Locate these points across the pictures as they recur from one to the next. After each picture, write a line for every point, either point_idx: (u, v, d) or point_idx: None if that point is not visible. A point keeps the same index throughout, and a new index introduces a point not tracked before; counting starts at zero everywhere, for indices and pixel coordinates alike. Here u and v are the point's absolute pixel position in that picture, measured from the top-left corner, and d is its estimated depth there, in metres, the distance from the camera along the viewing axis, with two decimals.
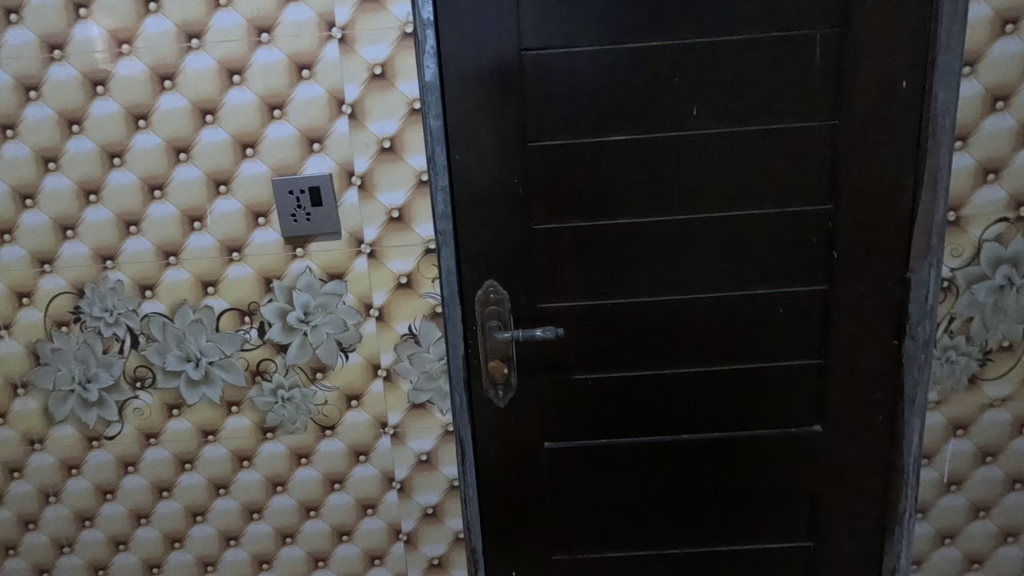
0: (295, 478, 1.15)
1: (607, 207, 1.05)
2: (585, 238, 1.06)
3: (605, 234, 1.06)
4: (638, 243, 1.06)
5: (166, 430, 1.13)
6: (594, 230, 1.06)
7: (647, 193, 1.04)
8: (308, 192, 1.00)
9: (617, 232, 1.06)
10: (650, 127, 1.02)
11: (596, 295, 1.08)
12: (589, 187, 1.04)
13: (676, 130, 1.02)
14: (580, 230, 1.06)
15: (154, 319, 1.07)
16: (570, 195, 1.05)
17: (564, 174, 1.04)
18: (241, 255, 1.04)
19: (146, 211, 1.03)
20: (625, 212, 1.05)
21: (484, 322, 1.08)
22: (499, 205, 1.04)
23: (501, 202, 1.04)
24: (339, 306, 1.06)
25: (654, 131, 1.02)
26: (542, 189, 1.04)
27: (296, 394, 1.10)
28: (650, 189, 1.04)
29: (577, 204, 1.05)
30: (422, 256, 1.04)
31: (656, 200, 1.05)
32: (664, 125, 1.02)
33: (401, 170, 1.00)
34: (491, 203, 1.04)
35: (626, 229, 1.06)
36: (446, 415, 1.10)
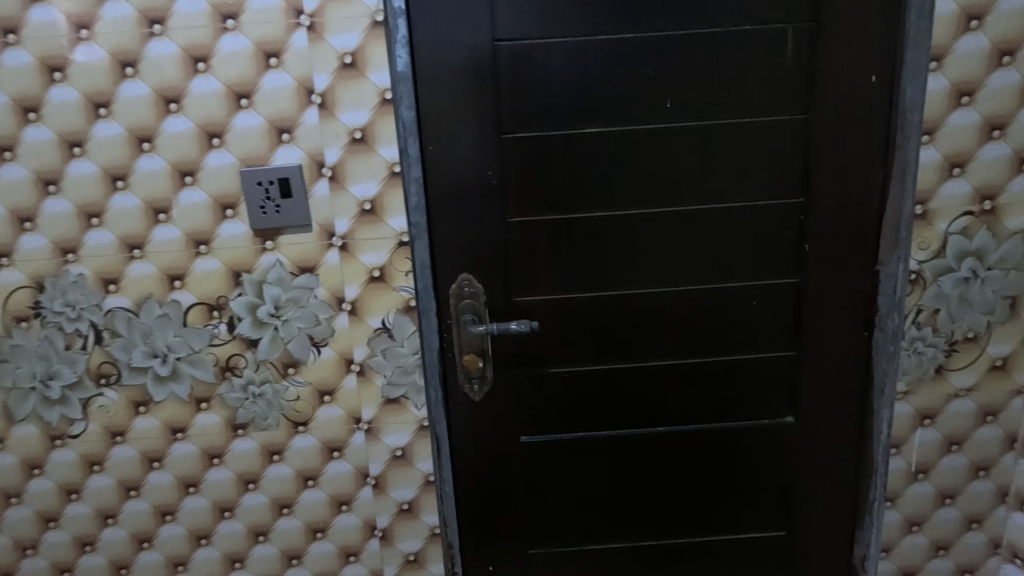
0: (268, 476, 1.13)
1: (581, 200, 1.05)
2: (560, 231, 1.06)
3: (580, 227, 1.05)
4: (612, 236, 1.06)
5: (132, 428, 1.10)
6: (568, 224, 1.05)
7: (621, 186, 1.04)
8: (278, 184, 0.98)
9: (591, 225, 1.05)
10: (625, 120, 1.01)
11: (571, 289, 1.08)
12: (564, 180, 1.04)
13: (650, 124, 1.01)
14: (555, 224, 1.05)
15: (118, 314, 1.04)
16: (544, 188, 1.04)
17: (539, 167, 1.03)
18: (209, 248, 1.02)
19: (108, 203, 1.00)
20: (599, 205, 1.05)
21: (459, 315, 1.07)
22: (473, 197, 1.03)
23: (475, 194, 1.03)
24: (311, 300, 1.04)
25: (629, 124, 1.02)
26: (516, 181, 1.04)
27: (268, 389, 1.08)
28: (624, 182, 1.04)
29: (551, 197, 1.04)
30: (395, 249, 1.02)
31: (630, 194, 1.04)
32: (639, 118, 1.01)
33: (373, 161, 0.99)
34: (465, 196, 1.03)
35: (600, 222, 1.05)
36: (421, 410, 1.09)
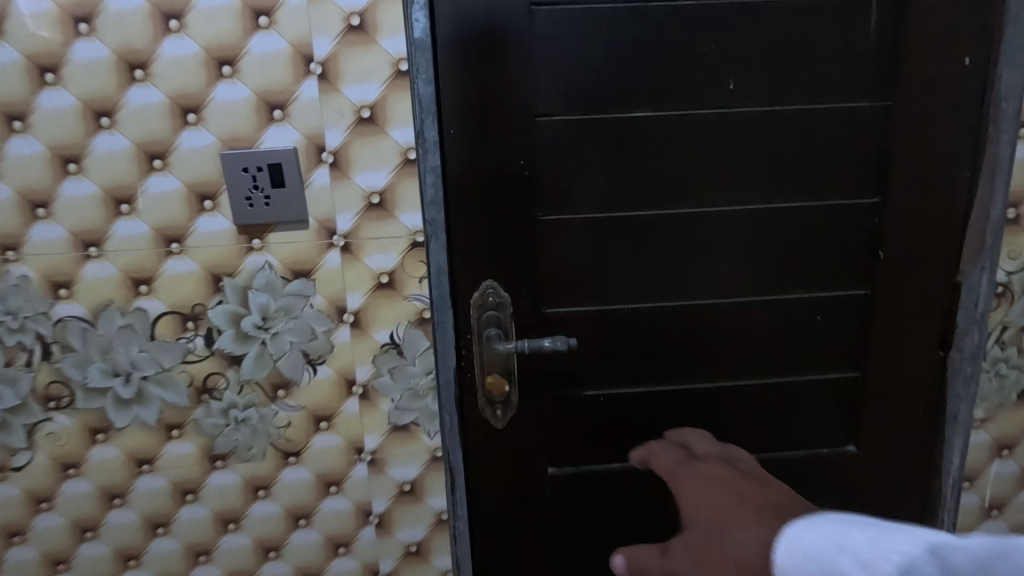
0: (251, 514, 0.97)
1: (626, 196, 0.89)
2: (600, 232, 0.90)
3: (624, 228, 0.90)
4: (661, 239, 0.91)
5: (88, 459, 0.93)
6: (610, 224, 0.90)
7: (672, 180, 0.89)
8: (267, 171, 0.82)
9: (636, 225, 0.90)
10: (681, 103, 0.86)
11: (611, 300, 0.93)
12: (605, 172, 0.88)
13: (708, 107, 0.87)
14: (595, 223, 0.90)
15: (71, 324, 0.87)
16: (583, 181, 0.88)
17: (578, 157, 0.87)
18: (182, 247, 0.85)
19: (57, 190, 0.82)
20: (645, 202, 0.90)
21: (481, 329, 0.91)
22: (500, 191, 0.87)
23: (502, 188, 0.87)
24: (306, 310, 0.88)
25: (686, 108, 0.87)
26: (550, 172, 0.88)
27: (253, 415, 0.92)
28: (676, 175, 0.89)
29: (591, 192, 0.89)
30: (408, 251, 0.86)
31: (682, 191, 0.90)
32: (698, 101, 0.86)
33: (383, 146, 0.82)
34: (491, 189, 0.87)
35: (647, 222, 0.91)
36: (434, 438, 0.94)
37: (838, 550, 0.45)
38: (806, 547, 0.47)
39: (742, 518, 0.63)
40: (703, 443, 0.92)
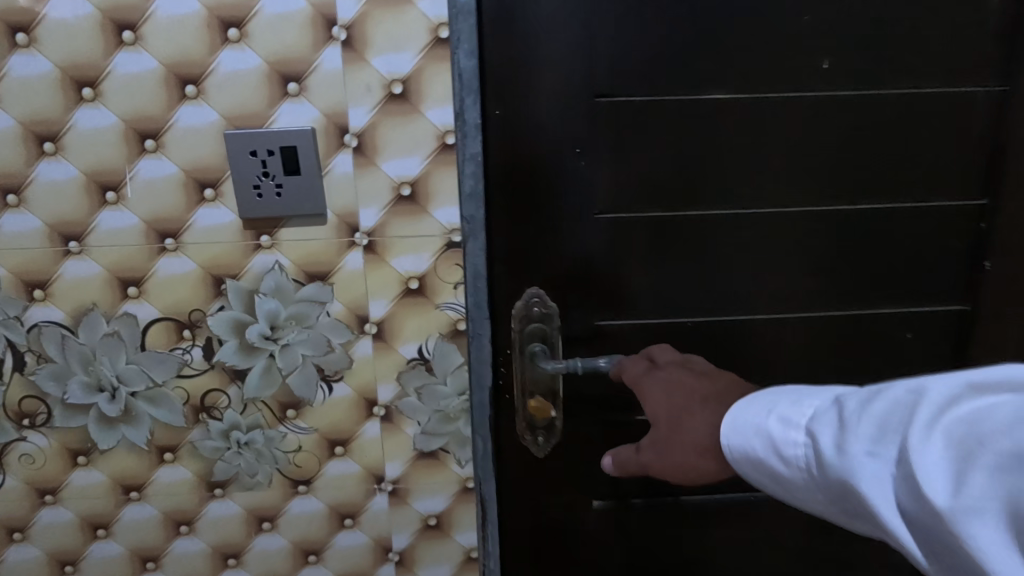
0: (255, 548, 0.85)
1: (695, 193, 0.77)
2: (663, 234, 0.78)
3: (693, 230, 0.78)
4: (733, 242, 0.79)
5: (68, 485, 0.81)
6: (675, 224, 0.78)
7: (751, 174, 0.77)
8: (279, 155, 0.69)
9: (705, 226, 0.78)
10: (767, 83, 0.74)
11: (674, 311, 0.81)
12: (673, 164, 0.75)
13: (797, 89, 0.74)
14: (657, 223, 0.77)
15: (48, 330, 0.75)
16: (647, 174, 0.76)
17: (642, 146, 0.74)
18: (178, 242, 0.72)
19: (30, 174, 0.69)
20: (718, 199, 0.77)
21: (524, 345, 0.79)
22: (549, 184, 0.75)
23: (552, 180, 0.75)
24: (321, 319, 0.75)
25: (773, 90, 0.74)
26: (610, 163, 0.75)
27: (257, 437, 0.80)
28: (755, 169, 0.77)
29: (656, 187, 0.76)
30: (442, 252, 0.74)
31: (761, 188, 0.77)
32: (786, 82, 0.74)
33: (417, 128, 0.70)
34: (540, 181, 0.75)
35: (719, 223, 0.78)
36: (465, 467, 0.82)
37: (764, 415, 0.51)
38: (737, 416, 0.54)
39: (690, 407, 0.60)
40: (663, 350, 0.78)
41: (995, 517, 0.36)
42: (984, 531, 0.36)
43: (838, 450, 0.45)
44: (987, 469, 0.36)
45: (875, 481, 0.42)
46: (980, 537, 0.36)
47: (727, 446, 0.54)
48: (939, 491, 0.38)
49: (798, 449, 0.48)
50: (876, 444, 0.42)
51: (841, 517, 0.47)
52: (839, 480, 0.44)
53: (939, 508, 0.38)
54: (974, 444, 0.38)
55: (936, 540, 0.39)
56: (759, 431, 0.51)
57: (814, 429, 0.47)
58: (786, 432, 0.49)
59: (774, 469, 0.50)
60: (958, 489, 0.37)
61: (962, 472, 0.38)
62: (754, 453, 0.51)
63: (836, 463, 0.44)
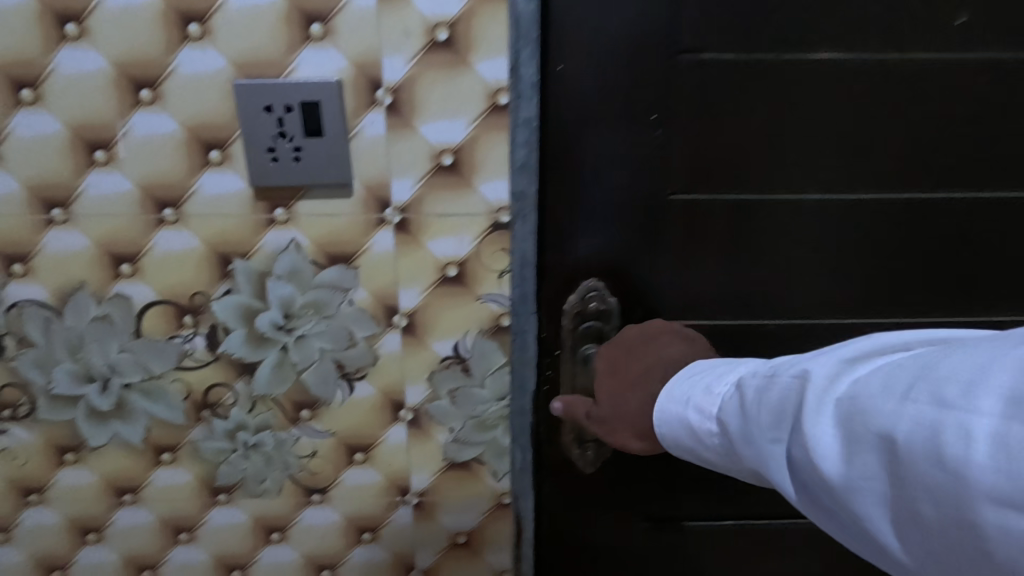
0: (262, 560, 0.76)
1: (789, 174, 0.64)
2: (746, 222, 0.66)
3: (782, 217, 0.66)
4: (828, 235, 0.67)
5: (54, 484, 0.72)
6: (761, 210, 0.65)
7: (858, 153, 0.64)
8: (298, 112, 0.58)
9: (797, 214, 0.66)
10: (889, 41, 0.60)
11: (750, 312, 0.70)
12: (765, 139, 0.63)
13: (927, 50, 0.61)
14: (740, 209, 0.65)
15: (29, 310, 0.65)
16: (733, 149, 0.63)
17: (730, 115, 0.62)
18: (179, 213, 0.62)
19: (6, 126, 0.58)
20: (816, 182, 0.65)
21: (575, 345, 0.69)
22: (615, 158, 0.63)
23: (620, 153, 0.63)
24: (343, 309, 0.65)
25: (894, 49, 0.60)
26: (688, 134, 0.62)
27: (267, 440, 0.70)
28: (864, 147, 0.64)
29: (743, 165, 0.64)
30: (486, 235, 0.63)
31: (869, 171, 0.65)
32: (913, 40, 0.60)
33: (462, 85, 0.58)
34: (604, 154, 0.63)
35: (814, 210, 0.66)
36: (501, 480, 0.72)
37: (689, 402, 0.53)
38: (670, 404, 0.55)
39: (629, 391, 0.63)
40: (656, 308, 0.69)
41: (878, 494, 0.36)
42: (873, 506, 0.36)
43: (748, 433, 0.45)
44: (871, 449, 0.36)
45: (785, 464, 0.42)
46: (870, 511, 0.36)
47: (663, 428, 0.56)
48: (832, 471, 0.38)
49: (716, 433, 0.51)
50: (780, 430, 0.42)
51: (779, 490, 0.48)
52: (759, 463, 0.45)
53: (834, 488, 0.38)
54: (852, 422, 0.37)
55: (842, 515, 0.39)
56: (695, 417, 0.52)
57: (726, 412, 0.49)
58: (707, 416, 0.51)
59: (708, 451, 0.52)
60: (847, 468, 0.37)
61: (845, 451, 0.37)
62: (692, 437, 0.53)
63: (753, 449, 0.45)
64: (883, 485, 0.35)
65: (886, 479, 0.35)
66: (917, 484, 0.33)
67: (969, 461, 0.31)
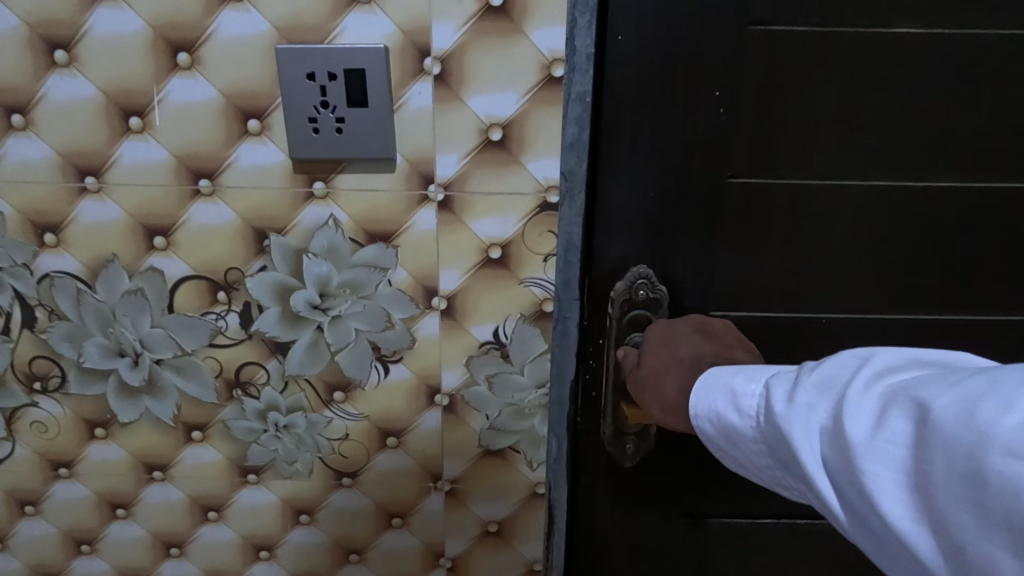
0: (289, 543, 0.75)
1: (858, 159, 0.60)
2: (808, 208, 0.62)
3: (846, 204, 0.62)
4: (896, 226, 0.63)
5: (84, 459, 0.71)
6: (825, 196, 0.62)
7: (934, 138, 0.60)
8: (342, 80, 0.55)
9: (864, 201, 0.62)
10: (975, 15, 0.56)
11: (808, 305, 0.66)
12: (834, 119, 0.59)
13: (1019, 27, 0.56)
14: (800, 194, 0.61)
15: (61, 282, 0.63)
16: (799, 130, 0.59)
17: (798, 93, 0.58)
18: (214, 185, 0.59)
19: (39, 90, 0.56)
20: (886, 167, 0.61)
21: (620, 336, 0.66)
22: (673, 137, 0.59)
23: (679, 130, 0.59)
24: (381, 289, 0.63)
25: (980, 24, 0.56)
26: (753, 113, 0.59)
27: (298, 421, 0.68)
28: (941, 131, 0.60)
29: (809, 147, 0.60)
30: (533, 216, 0.60)
31: (944, 157, 0.60)
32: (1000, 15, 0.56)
33: (516, 55, 0.55)
34: (661, 132, 0.59)
35: (882, 198, 0.62)
36: (536, 470, 0.70)
37: (732, 371, 0.46)
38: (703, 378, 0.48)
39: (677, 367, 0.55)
40: (707, 297, 0.65)
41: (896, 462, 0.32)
42: (886, 473, 0.32)
43: (785, 401, 0.39)
44: (904, 411, 0.32)
45: (807, 431, 0.37)
46: (883, 479, 0.32)
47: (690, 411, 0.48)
48: (858, 431, 0.34)
49: (756, 399, 0.42)
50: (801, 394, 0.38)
51: (782, 481, 0.42)
52: (778, 434, 0.40)
53: (851, 451, 0.33)
54: (896, 391, 0.34)
55: (850, 491, 0.34)
56: (722, 386, 0.45)
57: (771, 382, 0.41)
58: (748, 384, 0.43)
59: (727, 423, 0.44)
60: (876, 431, 0.33)
61: (880, 416, 0.33)
62: (714, 409, 0.45)
63: (780, 415, 0.39)
64: (907, 454, 0.32)
65: (917, 450, 0.31)
66: (942, 446, 0.30)
67: (1011, 425, 0.27)
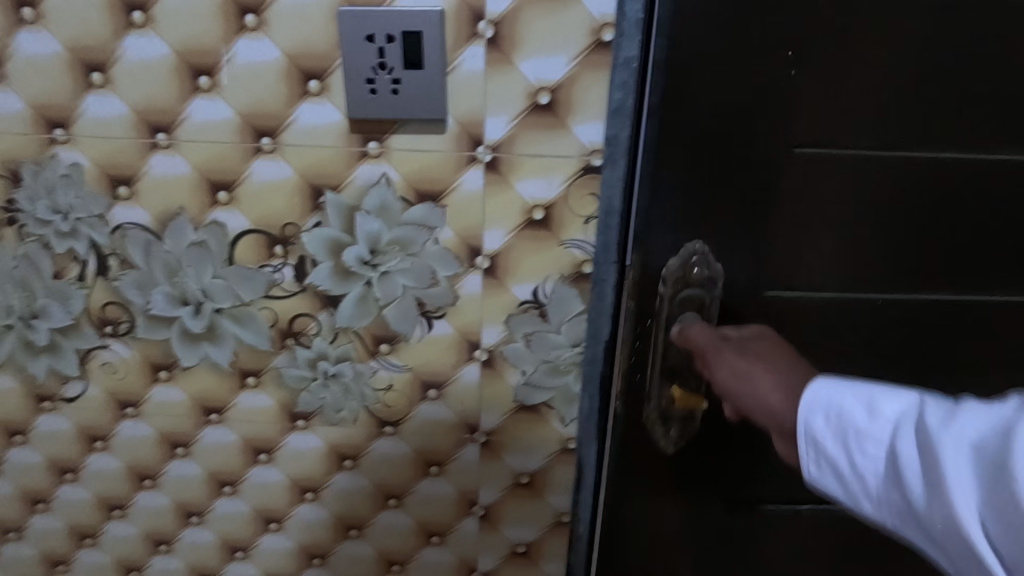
0: (333, 486, 0.80)
1: (920, 134, 0.60)
2: (868, 184, 0.62)
3: (904, 184, 0.62)
4: (958, 207, 0.63)
5: (149, 400, 0.77)
6: (886, 176, 0.62)
7: (994, 115, 0.59)
8: (399, 43, 0.57)
9: (923, 182, 0.62)
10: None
11: (858, 287, 0.66)
12: (895, 99, 0.59)
13: None
14: (859, 174, 0.62)
15: (133, 233, 0.68)
16: (860, 109, 0.60)
17: (861, 72, 0.58)
18: (275, 143, 0.63)
19: (117, 49, 0.60)
20: (945, 147, 0.61)
21: (672, 315, 0.68)
22: (729, 107, 0.60)
23: (742, 107, 0.60)
24: (428, 247, 0.66)
25: None
26: (811, 84, 0.59)
27: (346, 371, 0.73)
28: (1003, 106, 0.59)
29: (872, 125, 0.60)
30: (577, 179, 0.62)
31: (1005, 134, 0.60)
32: None
33: (567, 20, 0.57)
34: (717, 101, 0.60)
35: (947, 178, 0.62)
36: (568, 426, 0.74)
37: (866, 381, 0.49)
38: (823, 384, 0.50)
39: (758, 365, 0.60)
40: (757, 275, 0.66)
41: None
42: None
43: (941, 418, 0.42)
44: None
45: (953, 443, 0.40)
46: None
47: (810, 407, 0.50)
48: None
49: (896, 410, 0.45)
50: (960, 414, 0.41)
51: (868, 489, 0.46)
52: (923, 448, 0.42)
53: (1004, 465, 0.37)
54: None
55: (1000, 509, 0.37)
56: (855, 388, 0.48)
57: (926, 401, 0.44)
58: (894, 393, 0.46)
59: (853, 421, 0.47)
60: None
61: None
62: (842, 408, 0.48)
63: (935, 428, 0.41)
64: None
65: None
66: None
67: None
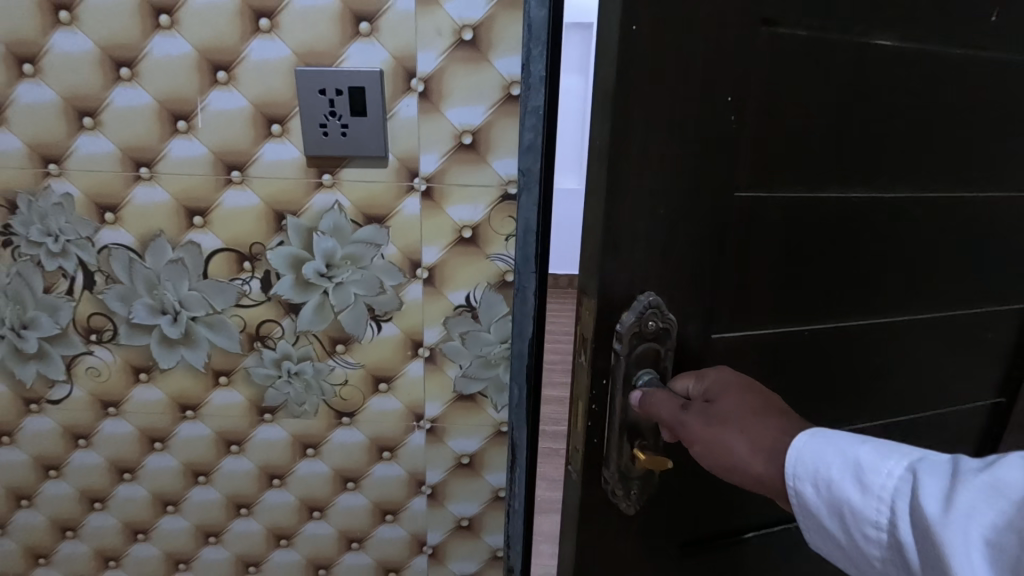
0: (297, 472, 0.90)
1: (800, 178, 0.71)
2: (783, 231, 0.72)
3: (792, 221, 0.72)
4: (830, 237, 0.75)
5: (129, 399, 0.86)
6: (777, 214, 0.71)
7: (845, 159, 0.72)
8: (347, 95, 0.70)
9: (804, 218, 0.72)
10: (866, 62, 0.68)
11: (761, 308, 0.75)
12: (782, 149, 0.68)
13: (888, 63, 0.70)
14: (758, 214, 0.70)
15: (117, 252, 0.78)
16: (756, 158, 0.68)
17: (755, 127, 0.66)
18: (243, 175, 0.74)
19: (106, 98, 0.71)
20: (818, 189, 0.72)
21: (627, 374, 0.69)
22: (671, 174, 0.65)
23: (669, 161, 0.64)
24: (376, 261, 0.78)
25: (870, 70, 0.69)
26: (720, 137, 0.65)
27: (307, 368, 0.84)
28: (850, 151, 0.72)
29: (765, 172, 0.69)
30: (497, 204, 0.76)
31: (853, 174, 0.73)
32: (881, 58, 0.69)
33: (484, 78, 0.70)
34: (651, 157, 0.63)
35: (821, 214, 0.73)
36: (500, 411, 0.86)
37: (857, 443, 0.50)
38: (807, 450, 0.53)
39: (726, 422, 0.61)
40: (685, 309, 0.71)
41: None
42: None
43: (940, 503, 0.43)
44: None
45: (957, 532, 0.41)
46: None
47: (796, 474, 0.53)
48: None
49: (889, 479, 0.47)
50: (971, 497, 0.41)
51: (869, 559, 0.49)
52: (926, 527, 0.43)
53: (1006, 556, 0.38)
54: None
55: None
56: (842, 454, 0.50)
57: (918, 470, 0.46)
58: (879, 462, 0.48)
59: (843, 491, 0.49)
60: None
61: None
62: (827, 474, 0.51)
63: (935, 516, 0.43)
64: None
65: None
66: None
67: None
